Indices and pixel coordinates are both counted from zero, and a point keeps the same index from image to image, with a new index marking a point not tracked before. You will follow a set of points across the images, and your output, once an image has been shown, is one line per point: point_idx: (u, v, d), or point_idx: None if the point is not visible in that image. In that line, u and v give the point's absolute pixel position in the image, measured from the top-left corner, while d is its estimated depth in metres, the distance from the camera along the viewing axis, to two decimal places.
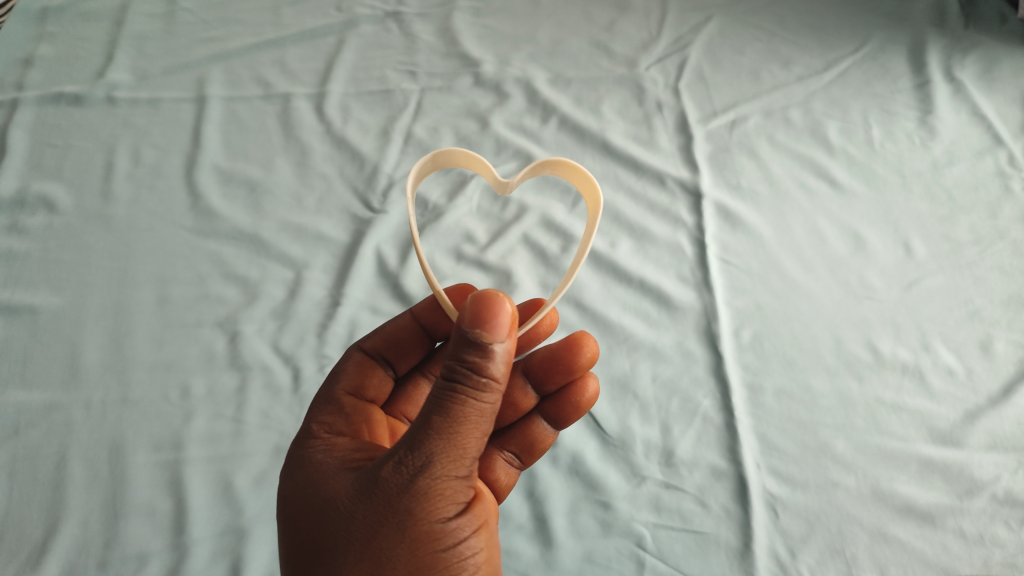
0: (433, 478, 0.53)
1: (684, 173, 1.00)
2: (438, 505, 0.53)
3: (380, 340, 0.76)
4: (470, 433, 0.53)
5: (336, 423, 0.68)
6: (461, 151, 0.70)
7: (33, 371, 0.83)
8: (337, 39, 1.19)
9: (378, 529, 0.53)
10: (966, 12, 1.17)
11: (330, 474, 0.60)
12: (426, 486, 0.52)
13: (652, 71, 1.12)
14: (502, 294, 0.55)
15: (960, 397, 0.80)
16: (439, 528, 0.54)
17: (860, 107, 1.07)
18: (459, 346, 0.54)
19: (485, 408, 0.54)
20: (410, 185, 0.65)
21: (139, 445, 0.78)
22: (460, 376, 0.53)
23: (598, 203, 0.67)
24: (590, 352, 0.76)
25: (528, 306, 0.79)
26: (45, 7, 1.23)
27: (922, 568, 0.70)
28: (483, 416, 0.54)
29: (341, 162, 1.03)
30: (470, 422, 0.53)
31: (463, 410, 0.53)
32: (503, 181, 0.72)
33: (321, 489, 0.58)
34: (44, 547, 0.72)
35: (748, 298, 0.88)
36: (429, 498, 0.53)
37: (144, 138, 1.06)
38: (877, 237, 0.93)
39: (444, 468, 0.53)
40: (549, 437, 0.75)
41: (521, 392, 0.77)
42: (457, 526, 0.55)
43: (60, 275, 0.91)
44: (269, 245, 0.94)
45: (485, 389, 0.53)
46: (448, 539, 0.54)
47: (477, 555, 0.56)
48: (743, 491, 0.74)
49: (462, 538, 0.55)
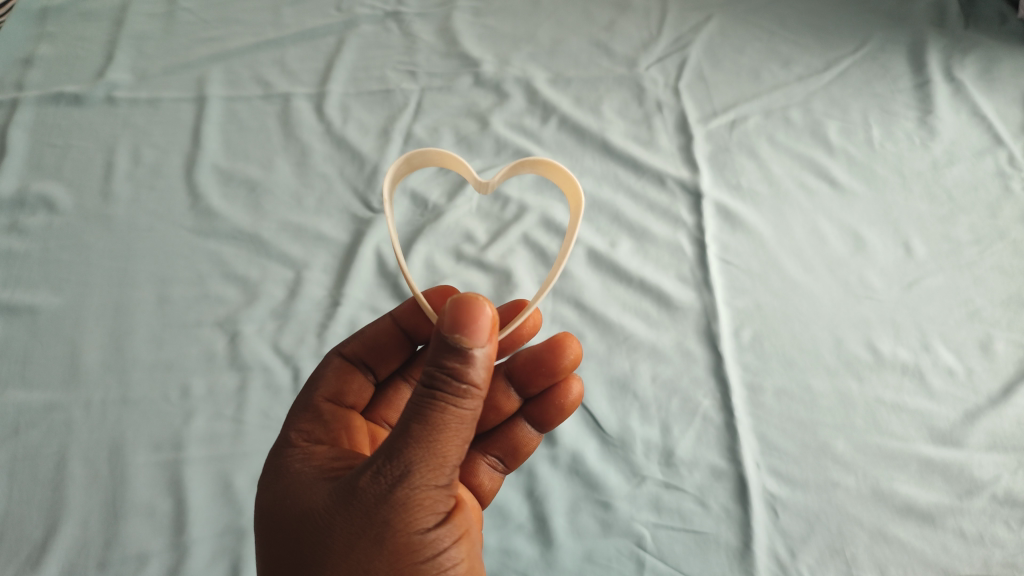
0: (412, 488, 0.52)
1: (684, 173, 1.00)
2: (417, 515, 0.53)
3: (359, 345, 0.76)
4: (450, 441, 0.53)
5: (315, 430, 0.68)
6: (434, 150, 0.70)
7: (33, 371, 0.83)
8: (337, 39, 1.19)
9: (356, 542, 0.53)
10: (965, 12, 1.17)
11: (309, 484, 0.59)
12: (405, 496, 0.52)
13: (652, 71, 1.12)
14: (482, 298, 0.54)
15: (960, 397, 0.80)
16: (419, 540, 0.54)
17: (860, 107, 1.07)
18: (439, 351, 0.54)
19: (465, 415, 0.53)
20: (385, 188, 0.65)
21: (139, 445, 0.78)
22: (439, 382, 0.53)
23: (579, 202, 0.66)
24: (574, 353, 0.76)
25: (511, 307, 0.78)
26: (45, 7, 1.23)
27: (922, 568, 0.70)
28: (464, 423, 0.54)
29: (341, 162, 1.03)
30: (451, 429, 0.53)
31: (442, 418, 0.52)
32: (483, 180, 0.71)
33: (298, 500, 0.58)
34: (44, 547, 0.72)
35: (748, 298, 0.88)
36: (408, 508, 0.53)
37: (144, 138, 1.06)
38: (876, 238, 0.93)
39: (424, 481, 0.53)
40: (533, 441, 0.75)
41: (504, 395, 0.77)
42: (437, 536, 0.55)
43: (59, 275, 0.91)
44: (269, 245, 0.94)
45: (465, 395, 0.53)
46: (428, 550, 0.54)
47: (458, 565, 0.56)
48: (743, 491, 0.74)
49: (442, 549, 0.55)
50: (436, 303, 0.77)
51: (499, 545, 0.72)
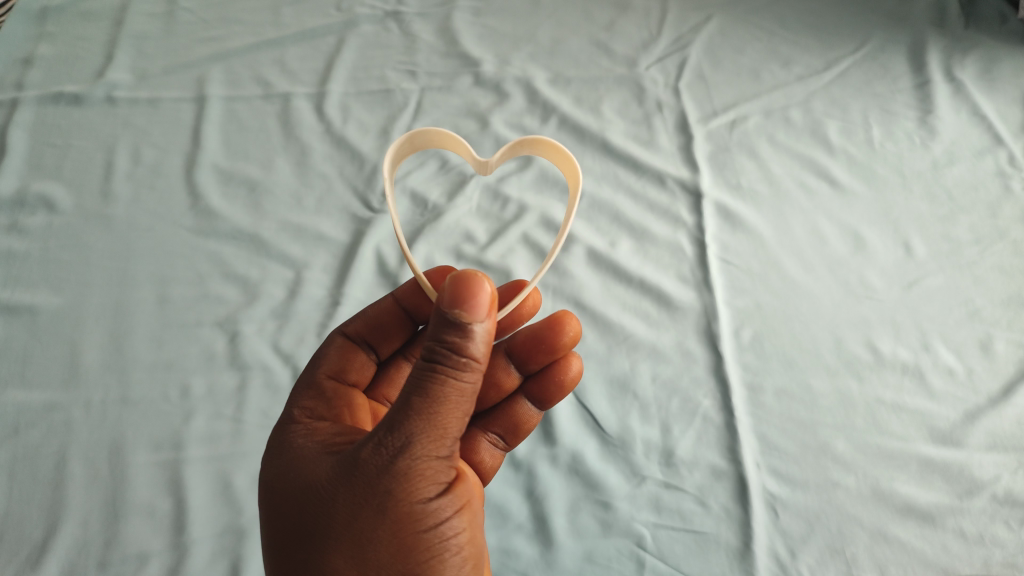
0: (413, 459, 0.52)
1: (684, 172, 1.00)
2: (418, 486, 0.53)
3: (362, 324, 0.77)
4: (451, 413, 0.53)
5: (317, 408, 0.68)
6: (433, 131, 0.71)
7: (33, 370, 0.83)
8: (337, 39, 1.19)
9: (359, 512, 0.53)
10: (966, 12, 1.17)
11: (311, 458, 0.59)
12: (407, 467, 0.52)
13: (652, 71, 1.12)
14: (481, 274, 0.54)
15: (960, 397, 0.79)
16: (420, 509, 0.53)
17: (860, 107, 1.07)
18: (438, 327, 0.54)
19: (465, 388, 0.53)
20: (386, 167, 0.66)
21: (138, 445, 0.78)
22: (440, 356, 0.53)
23: (577, 178, 0.68)
24: (572, 331, 0.76)
25: (510, 287, 0.78)
26: (45, 7, 1.23)
27: (923, 568, 0.70)
28: (464, 396, 0.53)
29: (341, 162, 1.03)
30: (451, 401, 0.53)
31: (443, 390, 0.52)
32: (482, 161, 0.71)
33: (302, 474, 0.58)
34: (44, 547, 0.72)
35: (748, 298, 0.88)
36: (410, 479, 0.52)
37: (144, 138, 1.06)
38: (876, 237, 0.93)
39: (425, 453, 0.53)
40: (533, 418, 0.75)
41: (504, 372, 0.77)
42: (438, 506, 0.54)
43: (60, 275, 0.91)
44: (268, 245, 0.94)
45: (465, 368, 0.53)
46: (430, 520, 0.54)
47: (459, 535, 0.56)
48: (743, 491, 0.74)
49: (444, 519, 0.55)
50: (435, 281, 0.76)
51: (498, 545, 0.72)
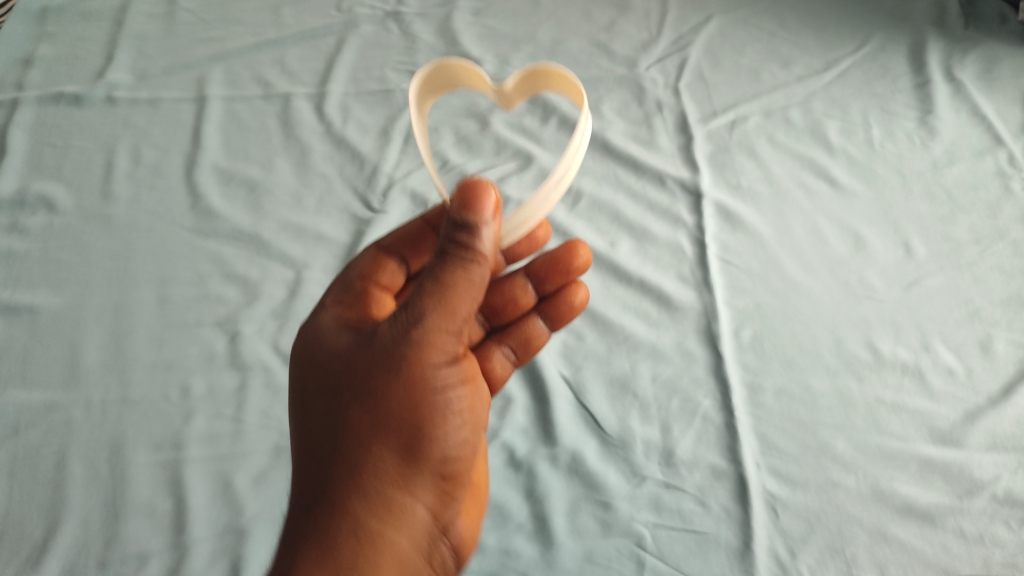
0: (426, 329, 0.57)
1: (684, 173, 1.00)
2: (429, 352, 0.57)
3: (395, 237, 0.78)
4: (460, 296, 0.57)
5: (343, 293, 0.72)
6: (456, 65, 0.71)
7: (33, 370, 0.83)
8: (337, 39, 1.19)
9: (371, 375, 0.58)
10: (965, 13, 1.17)
11: (334, 331, 0.65)
12: (417, 335, 0.57)
13: (652, 71, 1.12)
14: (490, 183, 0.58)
15: (960, 397, 0.80)
16: (429, 372, 0.58)
17: (860, 107, 1.07)
18: (449, 225, 0.58)
19: (474, 279, 0.58)
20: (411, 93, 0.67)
21: (138, 445, 0.78)
22: (451, 246, 0.57)
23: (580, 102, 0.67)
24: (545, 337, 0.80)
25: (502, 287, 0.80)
26: (45, 7, 1.23)
27: (922, 568, 0.69)
28: (473, 285, 0.58)
29: (341, 162, 1.03)
30: (460, 284, 0.57)
31: (454, 274, 0.57)
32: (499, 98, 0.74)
33: (325, 347, 0.64)
34: (44, 547, 0.72)
35: (748, 298, 0.88)
36: (421, 345, 0.57)
37: (144, 138, 1.06)
38: (876, 237, 0.93)
39: (450, 244, 0.57)
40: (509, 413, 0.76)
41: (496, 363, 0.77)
42: (446, 372, 0.59)
43: (60, 275, 0.91)
44: (268, 245, 0.94)
45: (472, 260, 0.57)
46: (438, 384, 0.58)
47: (462, 403, 0.60)
48: (743, 491, 0.74)
49: (450, 388, 0.59)
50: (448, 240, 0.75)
51: (499, 545, 0.72)
